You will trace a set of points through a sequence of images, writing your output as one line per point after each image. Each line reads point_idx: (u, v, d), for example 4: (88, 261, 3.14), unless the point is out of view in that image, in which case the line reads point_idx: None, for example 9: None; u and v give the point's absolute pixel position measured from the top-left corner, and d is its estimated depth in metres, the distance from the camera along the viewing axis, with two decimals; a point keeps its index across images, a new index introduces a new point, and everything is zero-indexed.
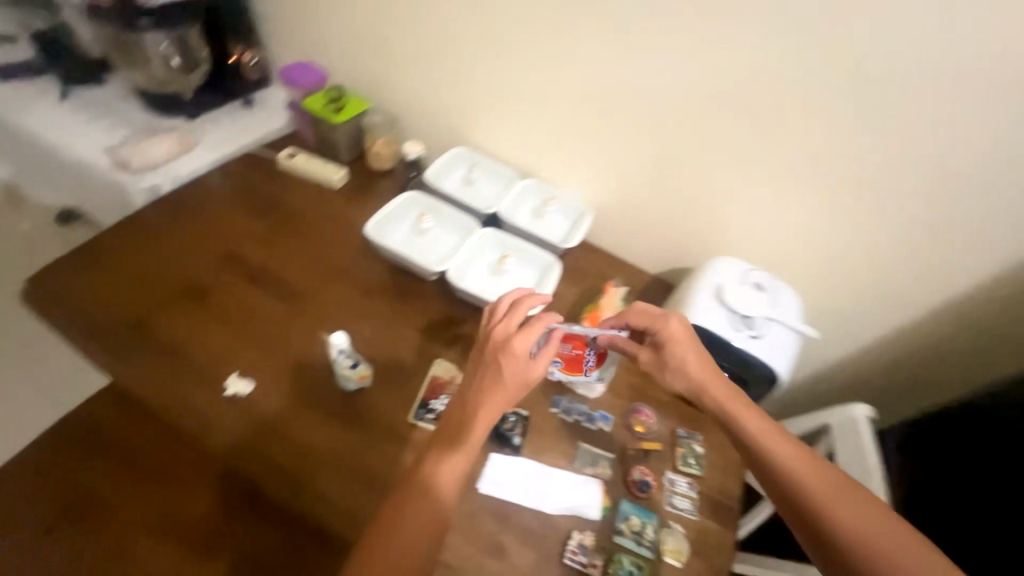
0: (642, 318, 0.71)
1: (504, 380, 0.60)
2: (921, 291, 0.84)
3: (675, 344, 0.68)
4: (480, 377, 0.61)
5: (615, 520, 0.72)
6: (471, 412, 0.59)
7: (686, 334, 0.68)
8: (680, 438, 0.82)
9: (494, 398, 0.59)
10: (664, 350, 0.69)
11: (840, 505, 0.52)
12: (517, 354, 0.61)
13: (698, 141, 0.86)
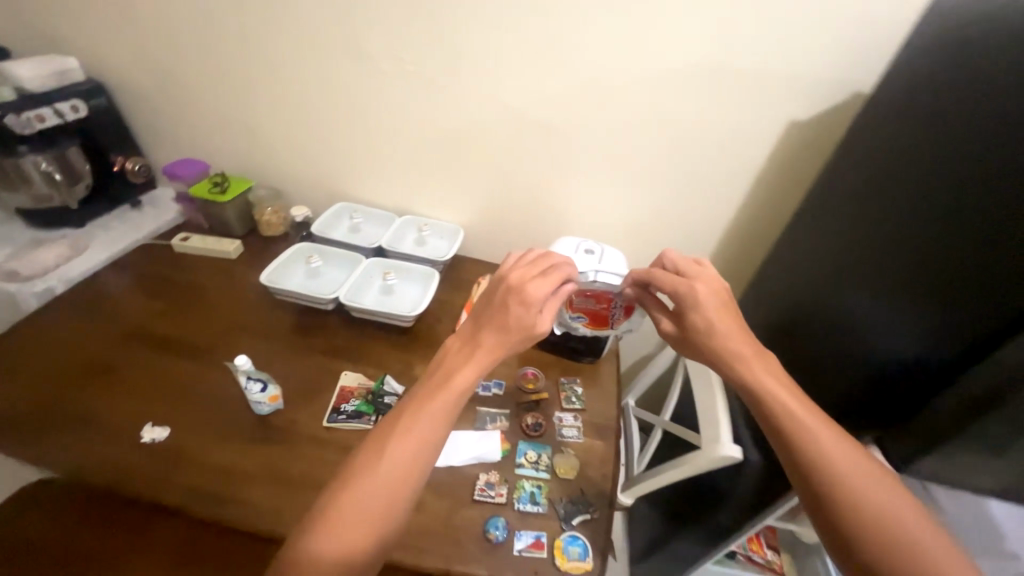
0: (665, 280, 0.76)
1: (511, 316, 0.72)
2: (706, 223, 1.11)
3: (701, 306, 0.72)
4: (495, 314, 0.74)
5: (516, 456, 0.88)
6: (465, 366, 0.69)
7: (712, 296, 0.73)
8: (563, 384, 1.03)
9: (500, 334, 0.72)
10: (685, 313, 0.73)
11: (845, 462, 0.56)
12: (530, 296, 0.73)
13: (517, 151, 1.11)
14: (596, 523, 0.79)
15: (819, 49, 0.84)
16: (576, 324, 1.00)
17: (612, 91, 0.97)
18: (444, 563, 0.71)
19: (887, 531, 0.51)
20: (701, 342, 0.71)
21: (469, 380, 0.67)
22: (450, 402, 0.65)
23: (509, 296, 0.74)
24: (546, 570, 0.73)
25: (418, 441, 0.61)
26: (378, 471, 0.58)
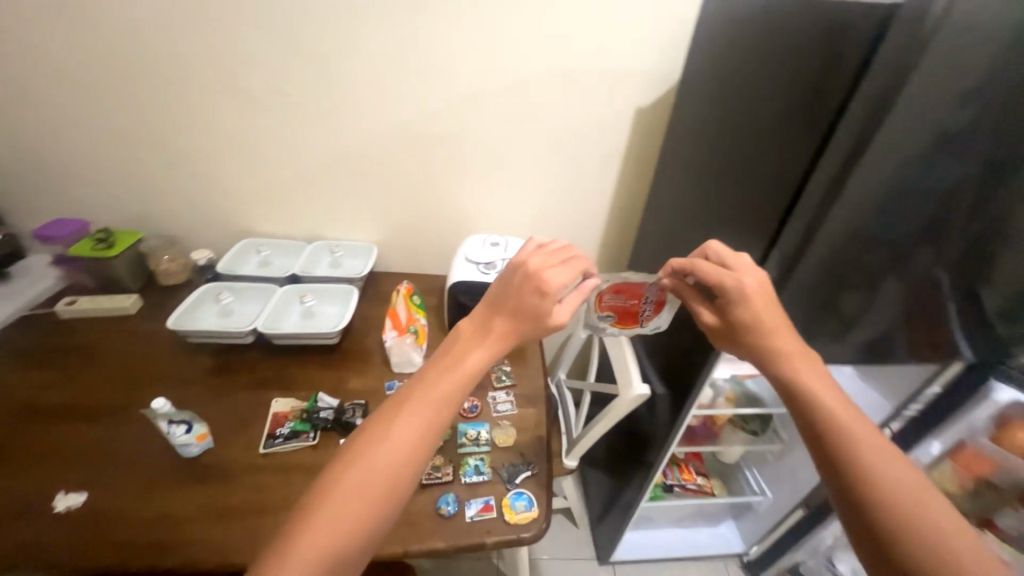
0: (711, 272, 0.66)
1: (523, 311, 0.64)
2: (589, 204, 1.27)
3: (749, 294, 0.64)
4: (506, 306, 0.65)
5: (457, 439, 0.94)
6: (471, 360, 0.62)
7: (760, 293, 0.64)
8: (493, 367, 1.11)
9: (510, 330, 0.64)
10: (730, 309, 0.65)
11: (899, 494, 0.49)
12: (546, 286, 0.64)
13: (413, 163, 1.19)
14: (537, 479, 0.88)
15: (646, 46, 1.02)
16: (604, 324, 0.85)
17: (487, 100, 1.09)
18: (402, 545, 0.76)
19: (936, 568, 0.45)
20: (748, 338, 0.64)
21: (477, 373, 0.61)
22: (448, 402, 0.59)
23: (525, 284, 0.65)
24: (498, 528, 0.80)
25: (410, 442, 0.55)
26: (354, 484, 0.52)
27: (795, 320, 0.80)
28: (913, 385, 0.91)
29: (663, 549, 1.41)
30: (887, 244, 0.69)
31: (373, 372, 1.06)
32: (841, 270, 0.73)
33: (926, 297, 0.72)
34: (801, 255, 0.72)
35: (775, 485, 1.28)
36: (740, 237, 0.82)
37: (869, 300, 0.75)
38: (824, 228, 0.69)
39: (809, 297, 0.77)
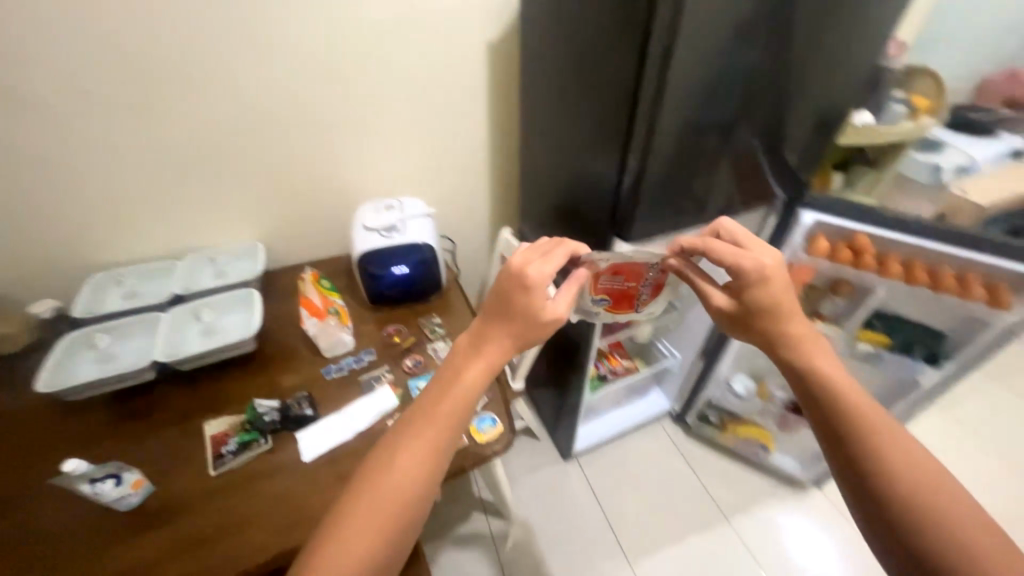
0: (732, 256, 0.69)
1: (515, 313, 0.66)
2: (468, 148, 1.31)
3: (770, 276, 0.67)
4: (498, 310, 0.68)
5: (411, 394, 0.99)
6: (469, 372, 0.65)
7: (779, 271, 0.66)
8: (423, 323, 1.15)
9: (503, 335, 0.67)
10: (746, 290, 0.68)
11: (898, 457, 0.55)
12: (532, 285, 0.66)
13: (276, 146, 1.10)
14: (493, 402, 0.97)
15: None
16: (599, 308, 0.90)
17: (339, 63, 1.04)
18: None
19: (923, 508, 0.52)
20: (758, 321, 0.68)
21: (473, 388, 0.64)
22: (450, 421, 0.62)
23: (512, 286, 0.67)
24: (472, 451, 0.90)
25: (416, 464, 0.59)
26: (368, 507, 0.56)
27: (663, 205, 0.93)
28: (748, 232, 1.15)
29: (611, 429, 1.66)
30: (709, 122, 0.83)
31: (305, 363, 1.04)
32: (681, 151, 0.85)
33: (739, 158, 0.93)
34: (651, 144, 0.80)
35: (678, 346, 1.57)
36: (596, 143, 0.91)
37: (705, 172, 0.92)
38: (664, 114, 0.77)
39: (661, 182, 0.88)
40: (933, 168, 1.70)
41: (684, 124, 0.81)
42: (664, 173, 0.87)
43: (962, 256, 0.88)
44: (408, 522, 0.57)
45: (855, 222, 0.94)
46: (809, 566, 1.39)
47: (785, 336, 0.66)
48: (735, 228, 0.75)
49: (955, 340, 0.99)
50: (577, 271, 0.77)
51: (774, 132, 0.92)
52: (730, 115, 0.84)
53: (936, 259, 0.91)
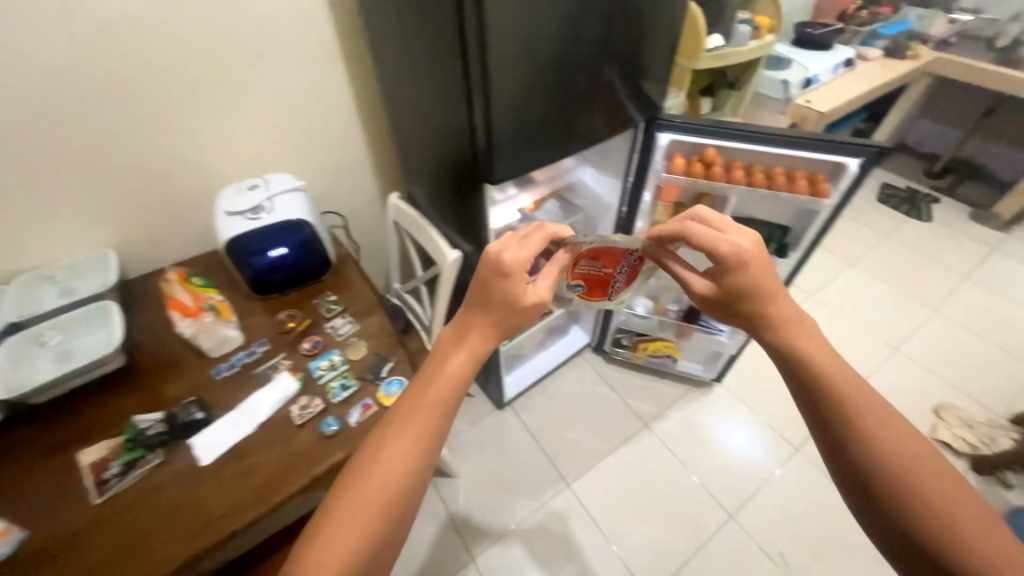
0: (708, 238, 0.68)
1: (493, 299, 0.70)
2: (335, 115, 1.22)
3: (747, 260, 0.66)
4: (479, 294, 0.71)
5: (313, 375, 0.96)
6: (454, 360, 0.67)
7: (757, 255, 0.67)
8: (317, 303, 1.11)
9: (484, 319, 0.70)
10: (726, 274, 0.68)
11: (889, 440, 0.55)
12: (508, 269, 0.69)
13: (99, 139, 0.95)
14: (400, 365, 0.98)
15: None
16: (574, 292, 0.92)
17: (149, 33, 0.90)
18: (304, 478, 0.81)
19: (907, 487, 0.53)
20: (738, 304, 0.69)
21: (458, 377, 0.66)
22: (435, 414, 0.63)
23: (493, 272, 0.70)
24: (383, 416, 0.90)
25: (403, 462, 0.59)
26: (356, 508, 0.57)
27: (523, 142, 0.93)
28: (618, 164, 1.21)
29: (538, 372, 1.74)
30: (548, 54, 0.82)
31: (189, 369, 0.96)
32: (527, 88, 0.84)
33: (591, 91, 0.94)
34: (490, 83, 0.79)
35: None
36: (445, 91, 0.87)
37: (559, 108, 0.92)
38: (496, 50, 0.75)
39: (515, 123, 0.87)
40: (782, 83, 1.89)
41: (521, 60, 0.80)
42: (515, 113, 0.86)
43: (786, 153, 0.99)
44: (393, 520, 0.58)
45: (705, 138, 1.02)
46: (718, 450, 1.59)
47: (769, 318, 0.66)
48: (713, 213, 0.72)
49: (796, 233, 1.14)
50: (560, 254, 0.81)
51: (619, 60, 0.94)
52: (570, 45, 0.84)
53: (772, 162, 1.04)
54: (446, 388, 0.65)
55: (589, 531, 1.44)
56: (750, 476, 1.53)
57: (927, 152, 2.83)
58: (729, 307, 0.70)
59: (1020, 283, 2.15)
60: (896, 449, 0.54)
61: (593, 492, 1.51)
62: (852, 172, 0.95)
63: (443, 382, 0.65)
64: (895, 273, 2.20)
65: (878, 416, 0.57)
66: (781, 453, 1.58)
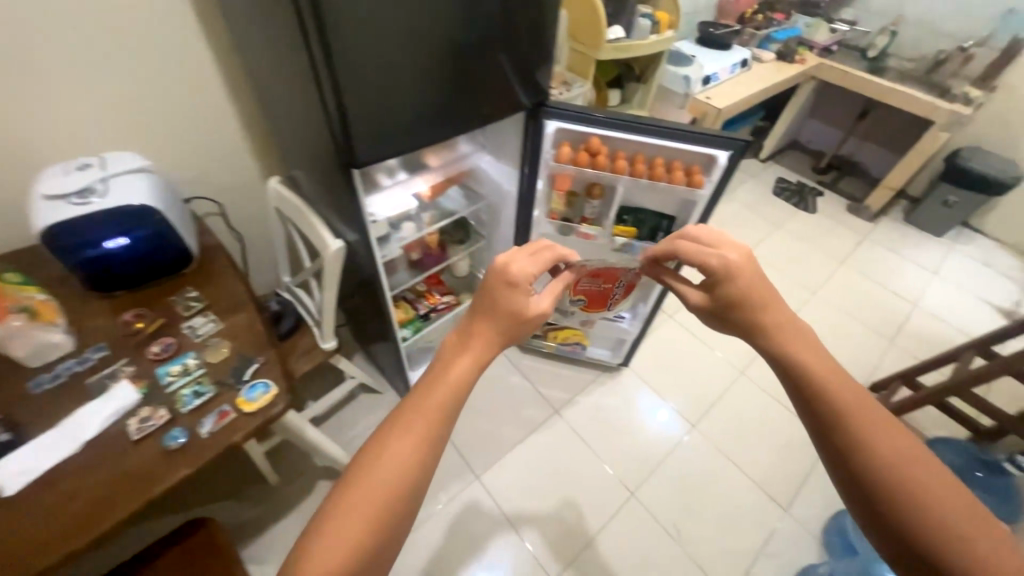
0: (697, 251, 0.69)
1: (500, 305, 0.67)
2: (193, 89, 1.07)
3: (736, 271, 0.65)
4: (484, 298, 0.68)
5: (160, 383, 0.85)
6: (459, 364, 0.63)
7: (748, 264, 0.65)
8: (174, 301, 0.98)
9: (490, 324, 0.67)
10: (717, 285, 0.67)
11: (894, 451, 0.50)
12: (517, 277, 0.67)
13: None
14: (267, 366, 0.89)
15: None
16: (580, 302, 1.31)
17: None
18: (137, 501, 0.71)
19: (911, 502, 0.48)
20: (728, 313, 0.66)
21: (465, 381, 0.61)
22: (440, 418, 0.58)
23: (498, 279, 0.68)
24: (242, 424, 0.81)
25: (401, 468, 0.54)
26: (335, 523, 0.50)
27: (394, 122, 0.85)
28: (511, 153, 1.19)
29: None
30: (411, 32, 0.76)
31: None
32: (390, 67, 0.77)
33: (470, 76, 0.89)
34: (340, 58, 0.71)
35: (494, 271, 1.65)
36: (299, 64, 0.78)
37: (433, 92, 0.86)
38: (343, 22, 0.68)
39: (379, 105, 0.81)
40: (684, 78, 1.98)
41: (378, 35, 0.73)
42: (378, 94, 0.79)
43: (665, 144, 1.01)
44: (391, 529, 0.53)
45: (589, 126, 1.03)
46: (623, 432, 1.66)
47: (760, 325, 0.63)
48: (707, 228, 0.72)
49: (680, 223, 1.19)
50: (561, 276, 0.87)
51: (500, 44, 0.89)
52: (437, 23, 0.78)
53: (654, 152, 1.07)
54: (452, 388, 0.60)
55: (496, 520, 1.44)
56: (660, 440, 1.65)
57: (815, 150, 3.13)
58: (721, 317, 0.67)
59: (883, 267, 2.44)
60: (904, 460, 0.49)
61: (502, 481, 1.51)
62: (722, 163, 0.99)
63: (449, 382, 0.61)
64: (784, 260, 2.41)
65: (882, 427, 0.52)
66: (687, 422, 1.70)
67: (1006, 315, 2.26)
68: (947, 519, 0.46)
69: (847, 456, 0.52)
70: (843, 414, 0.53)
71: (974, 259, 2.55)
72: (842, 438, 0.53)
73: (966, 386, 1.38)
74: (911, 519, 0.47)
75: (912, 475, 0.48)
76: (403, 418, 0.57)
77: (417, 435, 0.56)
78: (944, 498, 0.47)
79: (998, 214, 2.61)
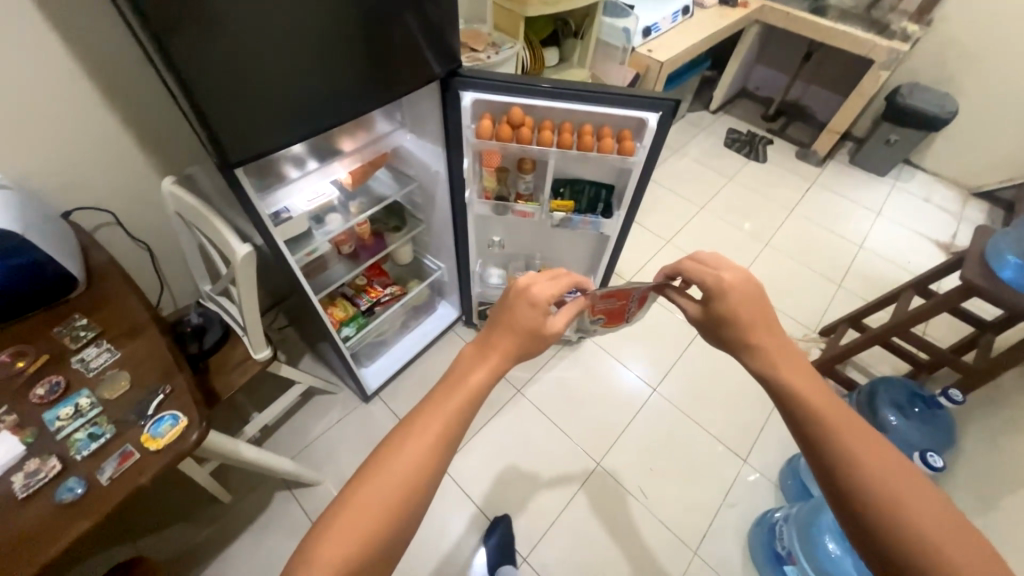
0: (698, 267, 0.79)
1: (520, 322, 0.80)
2: (43, 83, 0.90)
3: (728, 288, 0.74)
4: (504, 314, 0.81)
5: (49, 429, 0.76)
6: (480, 370, 0.74)
7: (739, 285, 0.73)
8: (61, 332, 0.87)
9: (506, 335, 0.79)
10: (710, 301, 0.76)
11: (885, 473, 0.53)
12: (535, 300, 0.81)
13: None
14: (176, 395, 0.81)
15: None
16: (598, 320, 1.12)
17: None
18: (24, 569, 0.63)
19: (900, 521, 0.50)
20: (720, 328, 0.74)
21: (480, 385, 0.71)
22: (457, 416, 0.68)
23: (517, 299, 0.81)
24: (149, 463, 0.74)
25: (413, 469, 0.61)
26: (341, 525, 0.57)
27: (275, 112, 0.74)
28: (433, 130, 1.08)
29: (404, 356, 1.65)
30: (267, 8, 0.64)
31: None
32: (250, 52, 0.66)
33: (362, 52, 0.78)
34: (181, 50, 0.60)
35: (439, 255, 1.57)
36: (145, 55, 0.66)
37: (315, 75, 0.75)
38: (168, 5, 0.56)
39: (250, 100, 0.70)
40: (623, 30, 1.87)
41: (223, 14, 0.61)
42: (244, 86, 0.68)
43: (592, 109, 0.94)
44: (398, 526, 0.59)
45: (511, 95, 0.95)
46: (587, 404, 1.66)
47: (754, 343, 0.69)
48: (709, 254, 0.79)
49: (619, 190, 1.13)
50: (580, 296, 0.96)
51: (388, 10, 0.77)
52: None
53: (582, 119, 1.00)
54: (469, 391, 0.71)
55: (465, 507, 1.44)
56: (628, 401, 1.67)
57: (763, 97, 3.10)
58: (716, 328, 0.75)
59: (830, 211, 2.49)
60: (901, 485, 0.52)
61: (468, 468, 1.50)
62: (652, 127, 0.94)
63: (467, 387, 0.71)
64: (736, 213, 2.42)
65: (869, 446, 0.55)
66: (648, 383, 1.72)
67: (943, 247, 2.35)
68: (938, 542, 0.49)
69: (838, 470, 0.55)
70: (834, 432, 0.57)
71: (913, 195, 2.63)
72: (832, 455, 0.57)
73: (907, 326, 1.42)
74: (897, 534, 0.50)
75: (901, 493, 0.51)
76: (421, 421, 0.66)
77: (433, 436, 0.64)
78: (939, 527, 0.49)
79: (935, 149, 2.68)
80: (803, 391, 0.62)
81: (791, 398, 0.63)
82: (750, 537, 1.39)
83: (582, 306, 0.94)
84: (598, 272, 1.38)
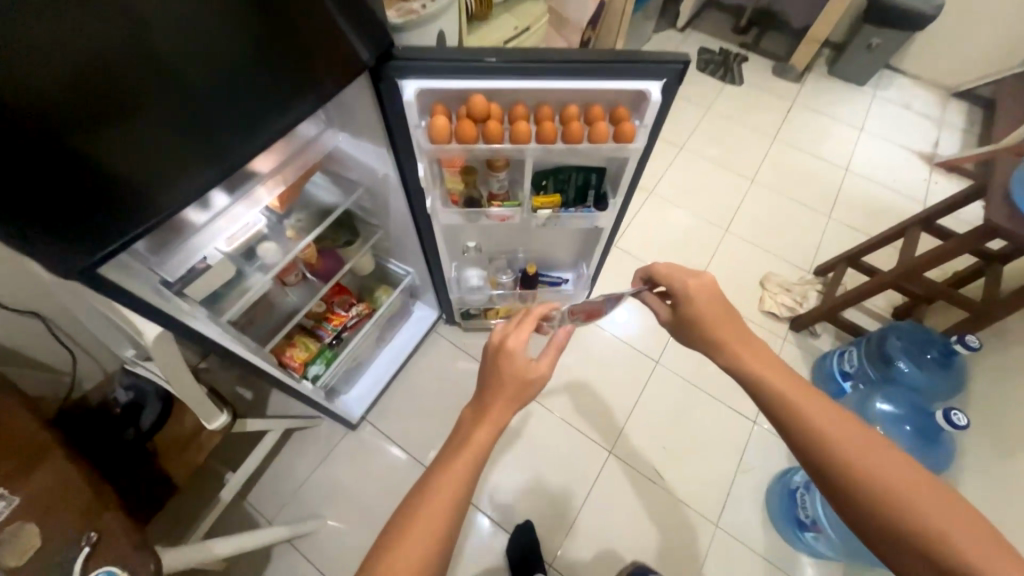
0: (666, 274, 0.92)
1: (505, 379, 0.74)
2: None
3: (692, 293, 0.86)
4: (488, 364, 0.77)
5: None
6: (475, 430, 0.70)
7: (702, 290, 0.86)
8: None
9: (495, 395, 0.74)
10: (681, 305, 0.88)
11: (841, 433, 0.65)
12: (512, 350, 0.75)
13: None
14: (109, 542, 0.64)
15: None
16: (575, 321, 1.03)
17: None
18: None
19: (862, 473, 0.61)
20: (690, 328, 0.87)
21: (480, 447, 0.68)
22: (465, 480, 0.65)
23: (497, 354, 0.77)
24: None
25: (431, 540, 0.60)
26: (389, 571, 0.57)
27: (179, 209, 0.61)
28: (373, 130, 0.83)
29: (386, 372, 1.50)
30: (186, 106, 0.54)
31: None
32: (127, 164, 0.53)
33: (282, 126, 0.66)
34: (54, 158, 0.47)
35: (405, 259, 1.37)
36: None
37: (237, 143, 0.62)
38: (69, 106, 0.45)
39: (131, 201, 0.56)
40: None
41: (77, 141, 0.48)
42: (142, 200, 0.57)
43: (576, 88, 0.73)
44: None
45: (468, 79, 0.72)
46: (591, 389, 1.56)
47: (717, 340, 0.81)
48: (683, 266, 0.91)
49: (614, 173, 0.93)
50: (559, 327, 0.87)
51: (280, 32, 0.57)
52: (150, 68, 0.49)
53: (564, 99, 0.78)
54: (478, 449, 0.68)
55: (480, 523, 1.35)
56: (631, 380, 1.59)
57: (732, 5, 2.78)
58: (687, 326, 0.87)
59: (812, 133, 2.34)
60: (855, 443, 0.63)
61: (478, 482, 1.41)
62: (654, 103, 0.73)
63: (472, 447, 0.68)
64: (718, 148, 2.23)
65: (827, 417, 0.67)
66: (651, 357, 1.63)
67: (925, 159, 2.27)
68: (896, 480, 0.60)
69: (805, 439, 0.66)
70: (792, 408, 0.69)
71: (894, 103, 2.50)
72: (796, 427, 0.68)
73: (916, 269, 1.34)
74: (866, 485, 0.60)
75: (862, 449, 0.63)
76: (434, 481, 0.65)
77: (447, 498, 0.63)
78: (892, 467, 0.61)
79: (915, 49, 2.50)
80: (765, 380, 0.73)
81: (754, 388, 0.74)
82: (770, 503, 1.38)
83: (563, 345, 0.83)
84: (593, 259, 1.21)
